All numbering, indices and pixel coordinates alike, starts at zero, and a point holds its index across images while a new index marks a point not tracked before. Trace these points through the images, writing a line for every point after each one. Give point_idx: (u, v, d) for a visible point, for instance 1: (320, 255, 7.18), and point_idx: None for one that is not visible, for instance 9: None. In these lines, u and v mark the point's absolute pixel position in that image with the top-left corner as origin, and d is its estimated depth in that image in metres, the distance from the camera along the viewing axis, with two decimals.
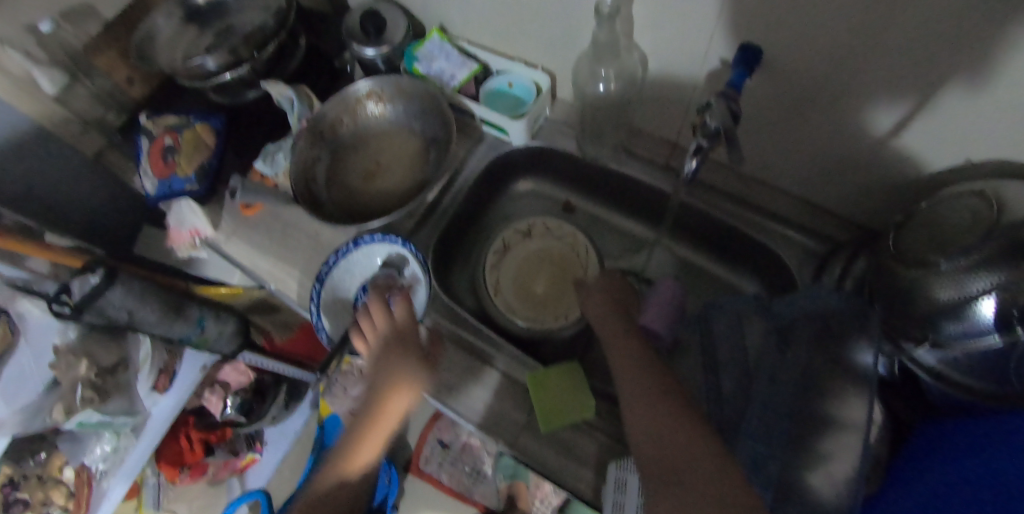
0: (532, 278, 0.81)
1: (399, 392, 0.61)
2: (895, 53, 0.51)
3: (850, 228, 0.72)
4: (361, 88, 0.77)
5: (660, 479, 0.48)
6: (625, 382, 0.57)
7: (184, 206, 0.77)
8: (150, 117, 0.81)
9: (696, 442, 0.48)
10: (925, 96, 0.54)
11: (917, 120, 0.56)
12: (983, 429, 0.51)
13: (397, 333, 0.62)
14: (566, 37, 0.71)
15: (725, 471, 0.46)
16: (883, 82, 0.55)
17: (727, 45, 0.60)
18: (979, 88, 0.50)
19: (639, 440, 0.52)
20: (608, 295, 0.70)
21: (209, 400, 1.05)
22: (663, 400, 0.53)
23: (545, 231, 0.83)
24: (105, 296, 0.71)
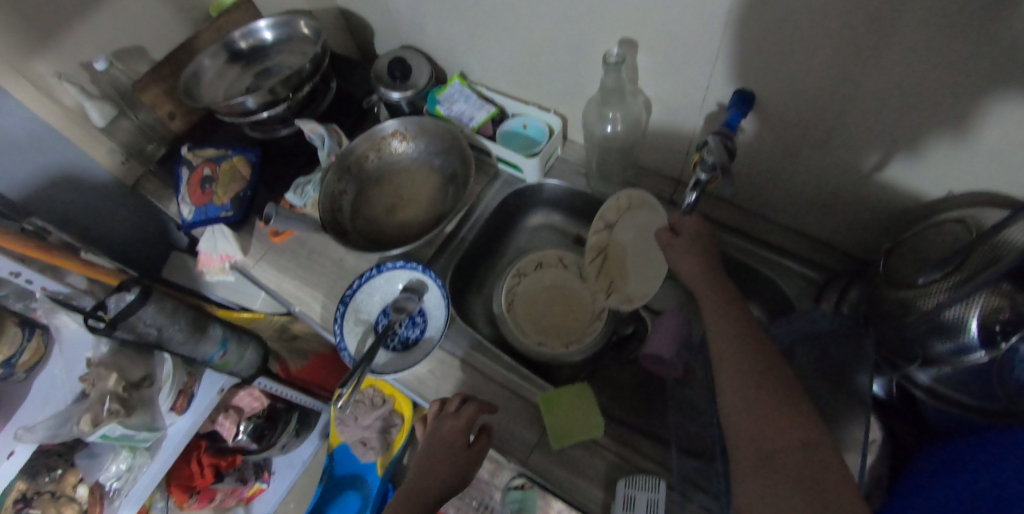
0: (630, 259, 0.77)
1: (439, 473, 0.62)
2: (872, 97, 0.57)
3: (846, 259, 0.76)
4: (388, 127, 0.84)
5: (753, 462, 0.48)
6: (722, 350, 0.55)
7: (217, 231, 0.84)
8: (191, 149, 0.89)
9: (799, 424, 0.48)
10: (900, 140, 0.60)
11: (895, 160, 0.62)
12: (982, 450, 0.52)
13: (454, 413, 0.65)
14: (576, 84, 0.78)
15: (820, 455, 0.45)
16: (863, 125, 0.61)
17: (722, 89, 0.66)
18: (949, 130, 0.56)
19: (732, 415, 0.51)
20: (701, 252, 0.65)
21: (223, 424, 1.04)
22: (761, 380, 0.51)
23: (616, 211, 0.77)
24: (136, 312, 0.76)
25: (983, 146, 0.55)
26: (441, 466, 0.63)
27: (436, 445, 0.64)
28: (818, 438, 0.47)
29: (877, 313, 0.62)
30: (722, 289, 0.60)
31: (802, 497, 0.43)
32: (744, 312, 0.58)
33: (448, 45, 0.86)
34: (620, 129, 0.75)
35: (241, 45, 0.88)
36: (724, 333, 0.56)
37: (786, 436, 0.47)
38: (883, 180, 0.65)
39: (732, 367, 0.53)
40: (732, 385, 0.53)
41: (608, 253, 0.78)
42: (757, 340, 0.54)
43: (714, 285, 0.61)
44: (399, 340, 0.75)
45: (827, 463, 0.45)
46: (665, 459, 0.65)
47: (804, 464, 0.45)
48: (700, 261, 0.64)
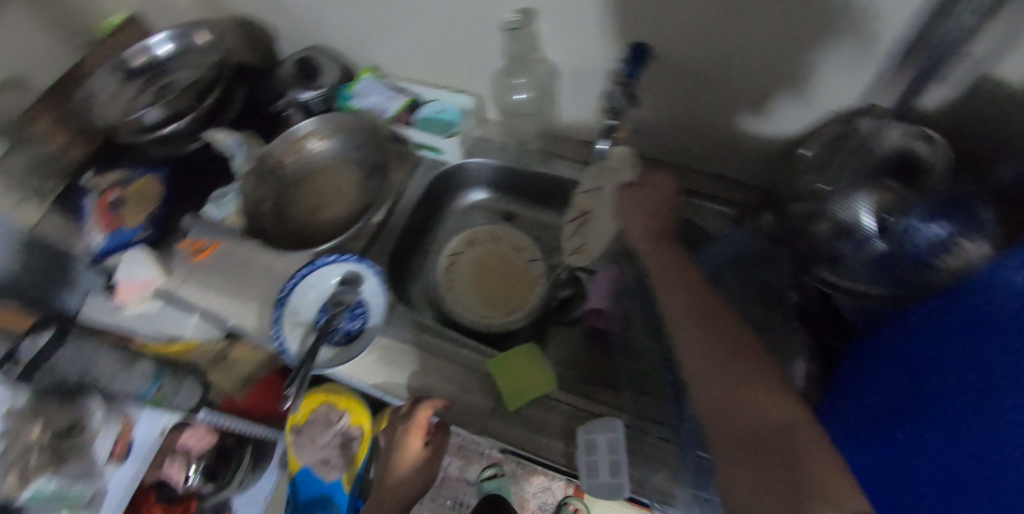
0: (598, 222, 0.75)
1: (405, 476, 0.66)
2: (730, 41, 0.62)
3: (755, 192, 0.80)
4: (302, 127, 0.81)
5: (734, 445, 0.45)
6: (681, 329, 0.53)
7: (137, 255, 0.79)
8: (95, 176, 0.85)
9: (777, 403, 0.44)
10: (783, 71, 0.63)
11: (782, 93, 0.65)
12: (899, 339, 0.55)
13: (411, 422, 0.65)
14: (480, 62, 0.78)
15: (806, 432, 0.42)
16: (737, 70, 0.65)
17: (616, 48, 0.68)
18: (809, 54, 0.60)
19: (706, 403, 0.48)
20: (650, 212, 0.66)
21: (170, 471, 0.98)
22: (732, 359, 0.49)
23: (610, 173, 0.73)
24: (53, 356, 0.75)
25: (854, 61, 0.59)
26: (407, 472, 0.66)
27: (398, 456, 0.66)
28: (799, 419, 0.43)
29: (787, 231, 0.66)
30: (677, 266, 0.59)
31: (783, 481, 0.40)
32: (700, 286, 0.56)
33: (351, 39, 0.85)
34: (530, 94, 0.77)
35: (138, 62, 0.86)
36: (683, 315, 0.54)
37: (766, 416, 0.44)
38: (771, 120, 0.69)
39: (695, 351, 0.51)
40: (701, 369, 0.50)
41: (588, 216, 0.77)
42: (719, 315, 0.52)
43: (666, 259, 0.60)
44: (342, 334, 0.73)
45: (808, 440, 0.41)
46: (619, 401, 0.67)
47: (780, 445, 0.42)
48: (648, 223, 0.64)
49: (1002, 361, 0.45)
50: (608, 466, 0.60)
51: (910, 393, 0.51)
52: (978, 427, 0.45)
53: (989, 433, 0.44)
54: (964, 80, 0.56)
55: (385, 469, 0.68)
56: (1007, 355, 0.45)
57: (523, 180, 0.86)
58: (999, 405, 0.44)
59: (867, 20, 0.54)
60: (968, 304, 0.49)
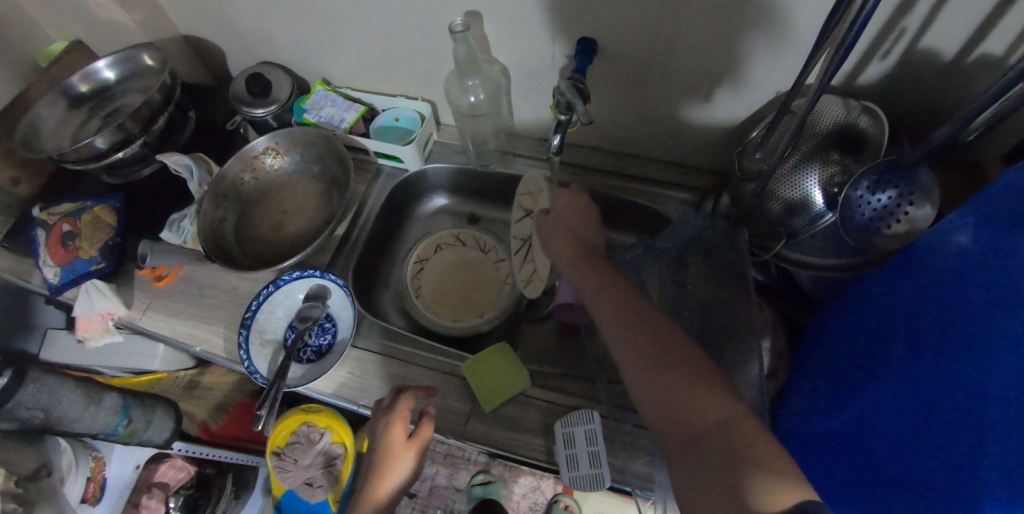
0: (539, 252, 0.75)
1: (387, 470, 0.61)
2: (669, 32, 0.62)
3: (710, 176, 0.81)
4: (258, 145, 0.81)
5: (682, 446, 0.47)
6: (615, 337, 0.54)
7: (91, 288, 0.77)
8: (43, 207, 0.82)
9: (716, 400, 0.46)
10: (724, 59, 0.64)
11: (724, 82, 0.67)
12: (856, 308, 0.57)
13: (394, 410, 0.62)
14: (431, 67, 0.78)
15: (746, 425, 0.45)
16: (680, 58, 0.65)
17: (564, 45, 0.68)
18: (748, 42, 0.61)
19: (651, 408, 0.50)
20: (571, 234, 0.65)
21: (148, 505, 0.91)
22: (667, 361, 0.50)
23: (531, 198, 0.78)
24: (15, 395, 0.69)
25: (793, 48, 0.59)
26: (391, 470, 0.61)
27: (382, 451, 0.61)
28: (739, 412, 0.45)
29: (743, 210, 0.68)
30: (604, 277, 0.59)
31: (728, 475, 0.43)
32: (631, 294, 0.57)
33: (301, 53, 0.84)
34: (483, 97, 0.77)
35: (83, 88, 0.83)
36: (616, 325, 0.55)
37: (707, 413, 0.46)
38: (720, 104, 0.70)
39: (634, 358, 0.52)
40: (639, 375, 0.51)
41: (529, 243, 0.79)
42: (649, 318, 0.54)
43: (595, 273, 0.60)
44: (313, 351, 0.73)
45: (748, 432, 0.44)
46: (594, 392, 0.67)
47: (724, 442, 0.44)
48: (571, 242, 0.64)
49: (934, 327, 0.46)
50: (588, 458, 0.60)
51: (858, 367, 0.53)
52: (904, 398, 0.46)
53: (919, 399, 0.45)
54: (894, 57, 0.58)
55: (368, 466, 0.63)
56: (939, 321, 0.46)
57: (485, 183, 0.87)
58: (928, 372, 0.45)
59: (800, 6, 0.55)
60: (908, 266, 0.51)
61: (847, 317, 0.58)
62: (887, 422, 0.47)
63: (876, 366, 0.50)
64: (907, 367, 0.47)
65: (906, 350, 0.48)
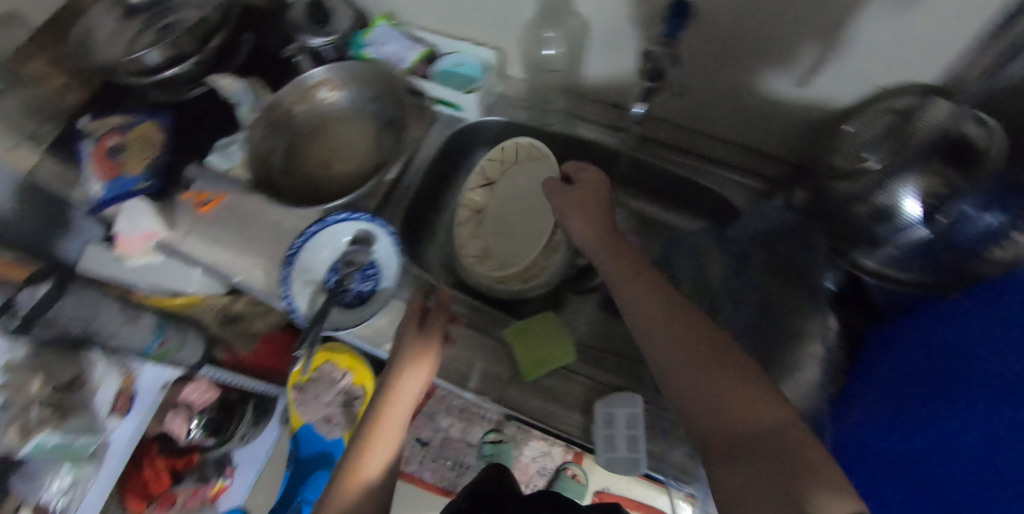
0: (518, 219, 0.79)
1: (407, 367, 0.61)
2: (783, 7, 0.56)
3: (785, 166, 0.75)
4: (314, 75, 0.77)
5: (723, 450, 0.43)
6: (645, 333, 0.51)
7: (136, 206, 0.76)
8: (92, 119, 0.80)
9: (765, 406, 0.43)
10: (833, 42, 0.58)
11: (825, 67, 0.61)
12: (938, 330, 0.53)
13: (416, 319, 0.64)
14: (505, 11, 0.72)
15: (797, 433, 0.41)
16: (785, 34, 0.59)
17: (656, 4, 0.62)
18: (865, 25, 0.55)
19: (690, 408, 0.46)
20: (596, 214, 0.62)
21: (174, 423, 0.95)
22: (708, 357, 0.47)
23: (500, 165, 0.80)
24: (52, 308, 0.76)
25: (914, 34, 0.54)
26: (406, 386, 0.60)
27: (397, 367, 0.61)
28: (787, 419, 0.42)
29: (822, 205, 0.64)
30: (639, 269, 0.56)
31: (776, 486, 0.39)
32: (665, 288, 0.53)
33: None
34: (562, 51, 0.72)
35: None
36: (653, 319, 0.51)
37: (754, 420, 0.42)
38: (813, 89, 0.65)
39: (668, 352, 0.48)
40: (675, 371, 0.47)
41: (482, 215, 0.80)
42: (682, 313, 0.50)
43: (624, 265, 0.56)
44: (354, 296, 0.71)
45: (800, 440, 0.40)
46: (637, 374, 0.66)
47: (771, 448, 0.41)
48: (597, 223, 0.62)
49: None
50: (627, 441, 0.59)
51: (942, 381, 0.49)
52: (1000, 423, 0.43)
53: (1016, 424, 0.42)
54: None
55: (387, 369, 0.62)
56: None
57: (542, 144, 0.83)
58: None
59: None
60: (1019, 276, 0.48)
61: (914, 336, 0.56)
62: (973, 444, 0.45)
63: (959, 389, 0.47)
64: (1005, 397, 0.44)
65: (1007, 378, 0.44)
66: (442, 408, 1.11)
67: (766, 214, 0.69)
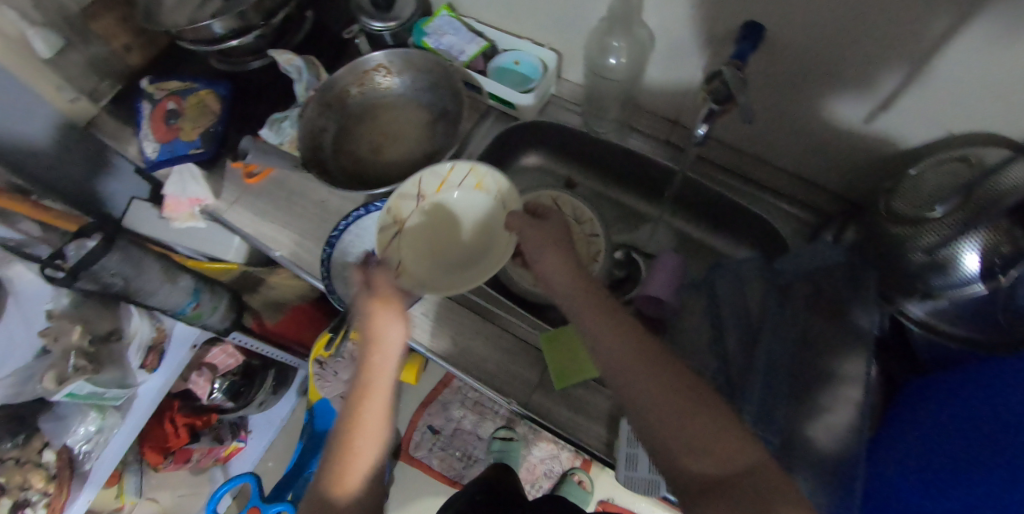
0: (446, 246, 0.70)
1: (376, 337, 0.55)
2: (863, 43, 0.55)
3: (839, 202, 0.74)
4: (372, 59, 0.77)
5: (704, 493, 0.43)
6: (617, 374, 0.49)
7: (185, 172, 0.77)
8: (153, 81, 0.82)
9: (742, 449, 0.44)
10: (907, 83, 0.56)
11: (893, 106, 0.59)
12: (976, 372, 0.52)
13: (366, 290, 0.58)
14: (572, 14, 0.72)
15: (772, 477, 0.42)
16: (860, 70, 0.58)
17: (728, 24, 0.61)
18: (947, 70, 0.53)
19: (673, 454, 0.45)
20: (560, 246, 0.60)
21: (196, 383, 0.98)
22: (682, 400, 0.46)
23: (438, 184, 0.70)
24: (100, 260, 0.71)
25: (996, 84, 0.52)
26: (378, 359, 0.54)
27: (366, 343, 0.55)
28: (759, 462, 0.44)
29: (874, 244, 0.62)
30: (597, 302, 0.54)
31: None
32: (634, 326, 0.52)
33: None
34: (624, 61, 0.71)
35: None
36: (627, 361, 0.49)
37: (732, 463, 0.43)
38: (879, 127, 0.63)
39: (641, 393, 0.47)
40: (652, 416, 0.46)
41: (403, 228, 0.69)
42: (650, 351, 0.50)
43: (586, 307, 0.54)
44: None
45: (774, 483, 0.42)
46: None
47: (749, 492, 0.42)
48: (562, 252, 0.59)
49: None
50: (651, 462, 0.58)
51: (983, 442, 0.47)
52: None
53: None
54: None
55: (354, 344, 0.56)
56: None
57: (590, 152, 0.82)
58: None
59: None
60: None
61: (942, 392, 0.54)
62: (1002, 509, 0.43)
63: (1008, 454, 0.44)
64: None
65: None
66: (457, 400, 1.13)
67: (821, 254, 0.64)
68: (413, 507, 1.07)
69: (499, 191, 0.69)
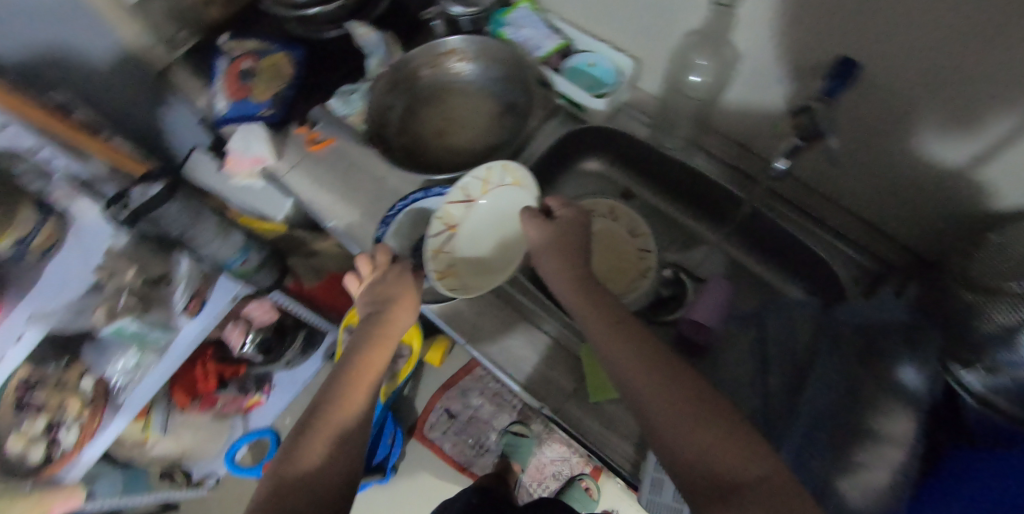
0: (489, 247, 0.71)
1: (397, 316, 0.60)
2: (953, 110, 0.53)
3: (907, 255, 0.70)
4: (448, 43, 0.77)
5: (715, 498, 0.43)
6: (632, 379, 0.50)
7: (253, 130, 0.78)
8: (232, 39, 0.84)
9: (753, 457, 0.44)
10: (1006, 143, 0.52)
11: (992, 160, 0.54)
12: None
13: (394, 268, 0.63)
14: (657, 24, 0.70)
15: (782, 484, 0.42)
16: (956, 124, 0.54)
17: (819, 59, 0.59)
18: None
19: (682, 461, 0.45)
20: (568, 255, 0.61)
21: (231, 333, 1.01)
22: (695, 405, 0.47)
23: (483, 184, 0.70)
24: (161, 207, 0.72)
25: None
26: (388, 336, 0.59)
27: (380, 319, 0.60)
28: (774, 469, 0.43)
29: (942, 308, 0.60)
30: (603, 306, 0.56)
31: None
32: (647, 338, 0.53)
33: None
34: (707, 80, 0.69)
35: None
36: (635, 368, 0.50)
37: (744, 468, 0.43)
38: (973, 179, 0.58)
39: (655, 399, 0.48)
40: (665, 423, 0.47)
41: (455, 232, 0.70)
42: (658, 359, 0.50)
43: (596, 314, 0.55)
44: None
45: (790, 494, 0.41)
46: None
47: (767, 497, 0.41)
48: (573, 261, 0.60)
49: None
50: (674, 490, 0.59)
51: None
52: None
53: None
54: None
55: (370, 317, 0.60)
56: None
57: (651, 165, 0.81)
58: None
59: None
60: None
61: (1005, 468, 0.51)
62: None
63: None
64: None
65: None
66: (476, 387, 1.15)
67: (884, 312, 0.61)
68: (420, 485, 1.09)
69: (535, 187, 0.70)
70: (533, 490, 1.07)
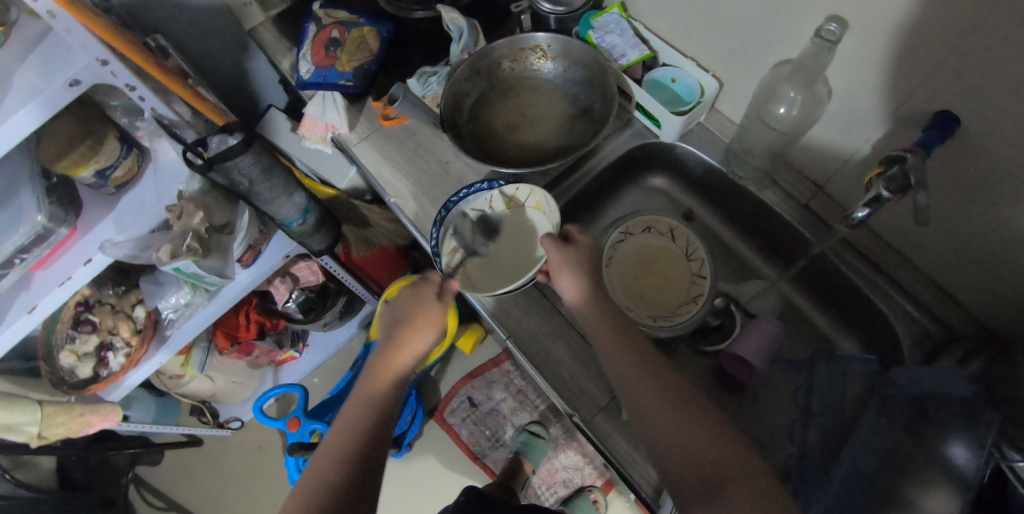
0: (501, 258, 0.73)
1: (415, 336, 0.62)
2: None
3: (981, 328, 0.65)
4: (534, 39, 0.77)
5: (700, 494, 0.45)
6: (626, 384, 0.53)
7: (329, 97, 0.81)
8: (324, 7, 0.86)
9: (738, 457, 0.46)
10: None
11: None
12: None
13: (416, 291, 0.66)
14: (749, 49, 0.68)
15: (767, 484, 0.44)
16: None
17: (919, 109, 0.56)
18: None
19: (673, 457, 0.48)
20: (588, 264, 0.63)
21: (277, 288, 1.04)
22: (685, 413, 0.50)
23: (506, 200, 0.74)
24: (235, 158, 0.73)
25: None
26: (398, 359, 0.60)
27: (392, 344, 0.61)
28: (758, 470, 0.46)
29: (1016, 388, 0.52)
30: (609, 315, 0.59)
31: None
32: (645, 347, 0.56)
33: None
34: (795, 113, 0.65)
35: None
36: (630, 373, 0.54)
37: (730, 467, 0.46)
38: None
39: (648, 402, 0.51)
40: (657, 425, 0.50)
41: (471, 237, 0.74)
42: (654, 365, 0.54)
43: (601, 317, 0.59)
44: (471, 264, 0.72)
45: (769, 490, 0.44)
46: None
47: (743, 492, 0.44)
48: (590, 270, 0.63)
49: None
50: None
51: None
52: None
53: None
54: None
55: (390, 338, 0.62)
56: None
57: (717, 190, 0.81)
58: None
59: None
60: None
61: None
62: None
63: None
64: None
65: None
66: (501, 381, 1.16)
67: (944, 379, 0.55)
68: (431, 466, 1.11)
69: (553, 214, 0.70)
70: (542, 493, 1.07)
